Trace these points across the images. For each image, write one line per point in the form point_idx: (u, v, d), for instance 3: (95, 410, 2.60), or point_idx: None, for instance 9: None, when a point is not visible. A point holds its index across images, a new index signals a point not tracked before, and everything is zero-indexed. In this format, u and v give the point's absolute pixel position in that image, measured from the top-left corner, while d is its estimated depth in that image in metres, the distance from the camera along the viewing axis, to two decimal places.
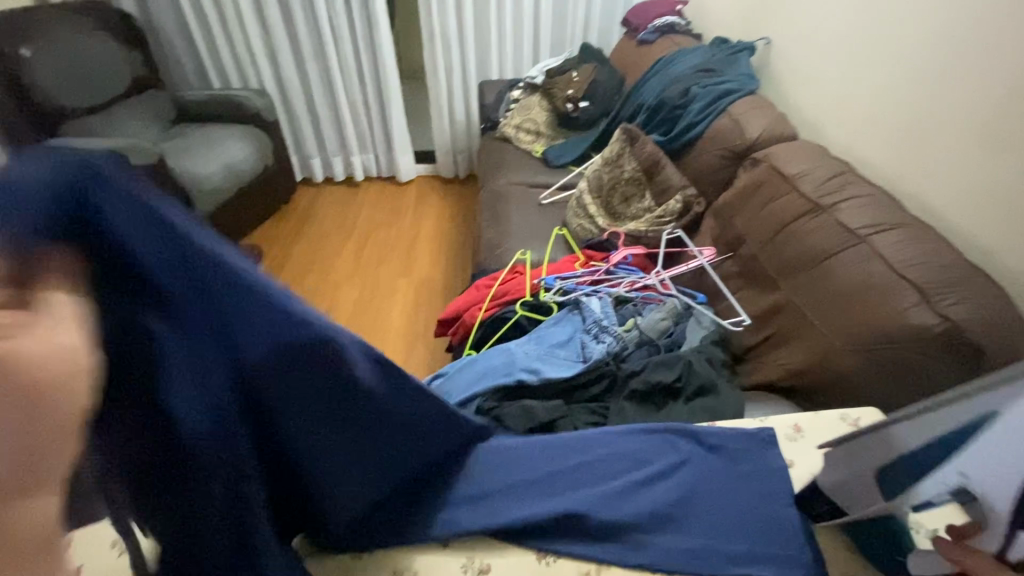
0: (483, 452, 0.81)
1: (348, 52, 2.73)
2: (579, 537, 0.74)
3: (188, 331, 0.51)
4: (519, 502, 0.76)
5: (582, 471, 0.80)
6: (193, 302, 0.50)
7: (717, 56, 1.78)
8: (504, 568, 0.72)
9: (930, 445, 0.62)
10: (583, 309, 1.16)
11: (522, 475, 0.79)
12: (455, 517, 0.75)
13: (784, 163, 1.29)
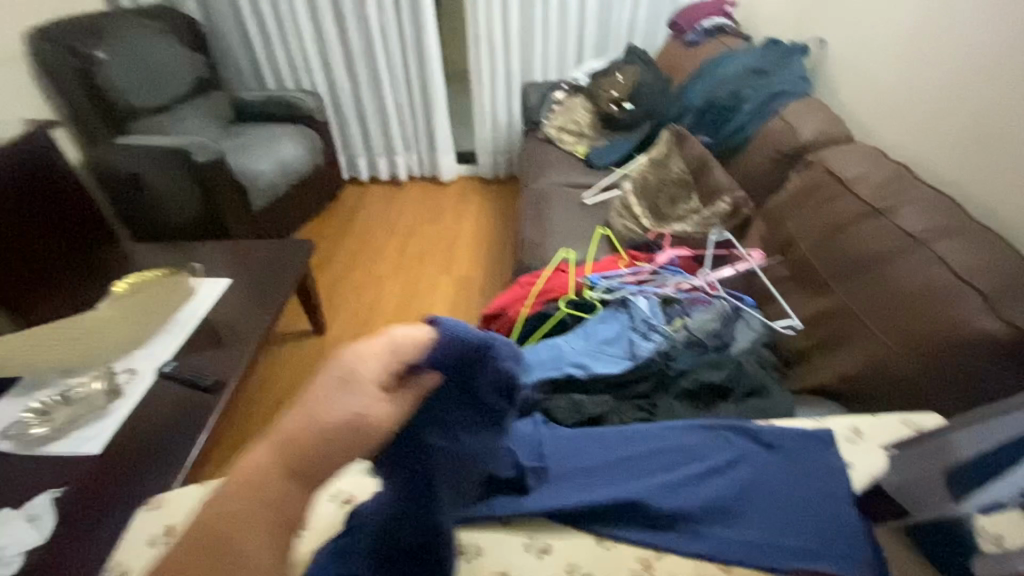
0: (552, 441, 0.91)
1: (396, 55, 2.81)
2: (636, 524, 0.80)
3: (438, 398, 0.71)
4: (583, 488, 0.84)
5: (643, 463, 0.87)
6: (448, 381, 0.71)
7: (769, 58, 1.75)
8: (564, 548, 0.78)
9: (1002, 447, 0.68)
10: (630, 307, 1.18)
11: (587, 464, 0.87)
12: (523, 499, 0.82)
13: (839, 166, 1.27)
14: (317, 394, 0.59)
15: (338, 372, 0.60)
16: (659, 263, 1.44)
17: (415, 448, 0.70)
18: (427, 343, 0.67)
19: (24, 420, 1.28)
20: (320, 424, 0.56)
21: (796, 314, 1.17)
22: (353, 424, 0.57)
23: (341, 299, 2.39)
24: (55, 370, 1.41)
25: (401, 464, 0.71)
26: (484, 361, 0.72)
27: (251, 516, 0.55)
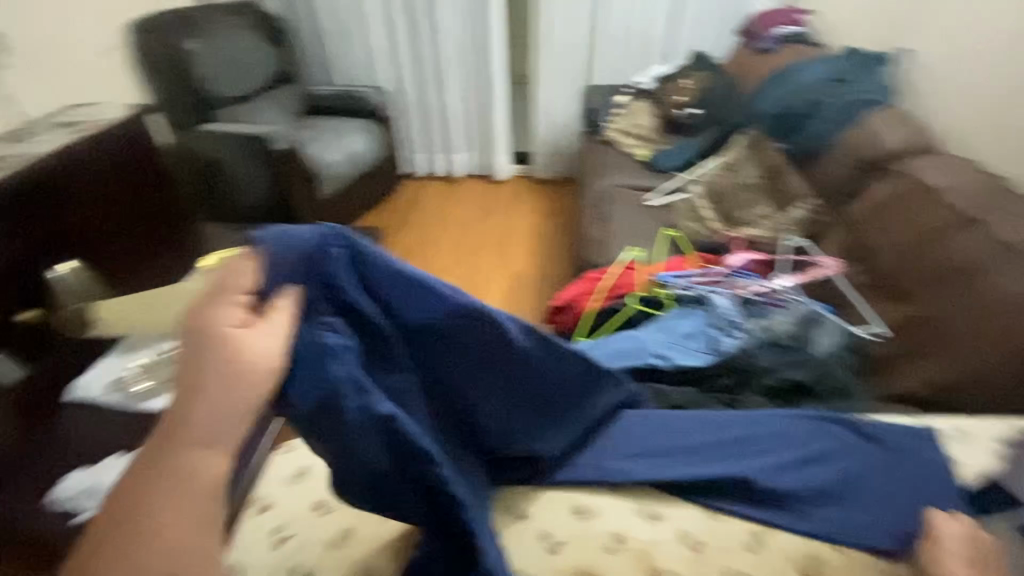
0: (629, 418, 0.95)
1: (463, 55, 2.88)
2: (741, 497, 0.85)
3: (313, 322, 0.69)
4: (687, 462, 0.88)
5: (745, 442, 0.90)
6: (313, 300, 0.70)
7: (849, 67, 1.73)
8: (676, 515, 0.83)
9: None
10: (709, 305, 1.20)
11: (690, 439, 0.91)
12: (628, 468, 0.88)
13: (928, 175, 1.25)
14: (191, 364, 0.55)
15: (191, 335, 0.56)
16: (729, 266, 1.45)
17: (317, 376, 0.66)
18: (264, 268, 0.65)
19: (127, 376, 1.39)
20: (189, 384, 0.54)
21: (883, 321, 1.16)
22: (229, 369, 0.55)
23: None
24: (152, 333, 1.53)
25: (318, 399, 0.66)
26: (324, 258, 0.72)
27: (152, 500, 0.52)
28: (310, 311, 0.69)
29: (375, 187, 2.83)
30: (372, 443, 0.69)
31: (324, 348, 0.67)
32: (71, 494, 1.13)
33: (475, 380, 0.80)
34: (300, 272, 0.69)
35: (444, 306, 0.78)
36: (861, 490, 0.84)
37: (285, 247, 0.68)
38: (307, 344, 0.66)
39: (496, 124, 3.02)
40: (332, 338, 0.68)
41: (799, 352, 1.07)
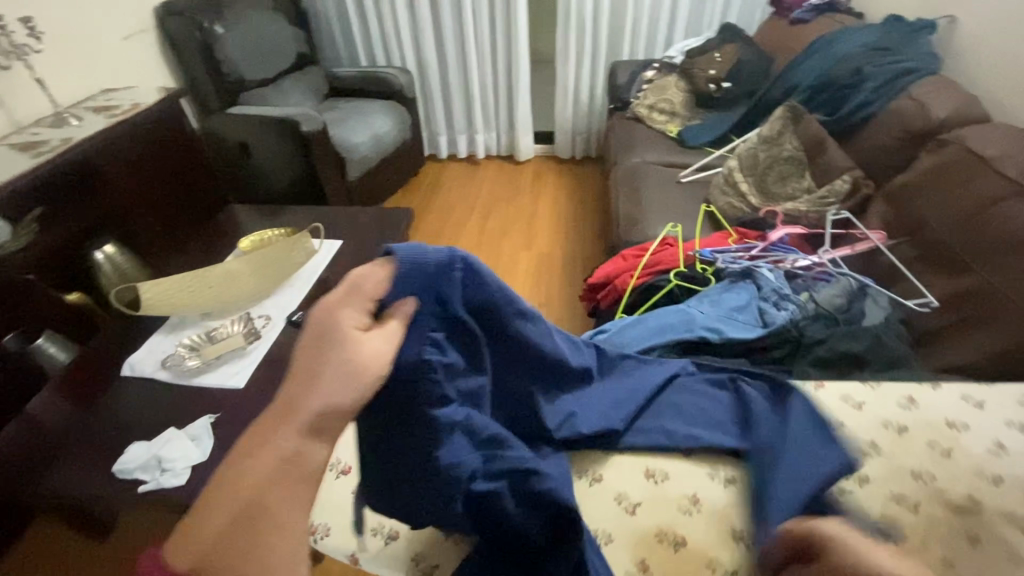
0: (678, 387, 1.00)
1: (486, 33, 2.84)
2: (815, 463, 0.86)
3: (421, 337, 0.72)
4: (761, 429, 0.90)
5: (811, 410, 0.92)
6: (425, 317, 0.73)
7: (893, 35, 1.68)
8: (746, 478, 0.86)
9: None
10: (756, 278, 1.19)
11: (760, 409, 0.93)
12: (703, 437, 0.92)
13: (980, 143, 1.22)
14: (320, 362, 0.59)
15: (320, 334, 0.61)
16: (771, 241, 1.43)
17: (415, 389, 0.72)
18: (387, 279, 0.69)
19: (177, 354, 1.43)
20: (315, 379, 0.58)
21: (931, 293, 1.15)
22: (351, 368, 0.60)
23: None
24: (197, 313, 1.56)
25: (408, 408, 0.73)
26: (447, 276, 0.76)
27: (279, 492, 0.55)
28: (417, 327, 0.72)
29: (400, 167, 2.83)
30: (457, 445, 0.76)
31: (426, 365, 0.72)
32: (133, 466, 1.18)
33: (521, 388, 0.90)
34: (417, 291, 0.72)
35: (520, 321, 0.86)
36: (918, 449, 0.85)
37: (406, 268, 0.72)
38: (412, 361, 0.71)
39: (519, 103, 2.98)
40: (434, 352, 0.74)
41: (851, 324, 1.07)
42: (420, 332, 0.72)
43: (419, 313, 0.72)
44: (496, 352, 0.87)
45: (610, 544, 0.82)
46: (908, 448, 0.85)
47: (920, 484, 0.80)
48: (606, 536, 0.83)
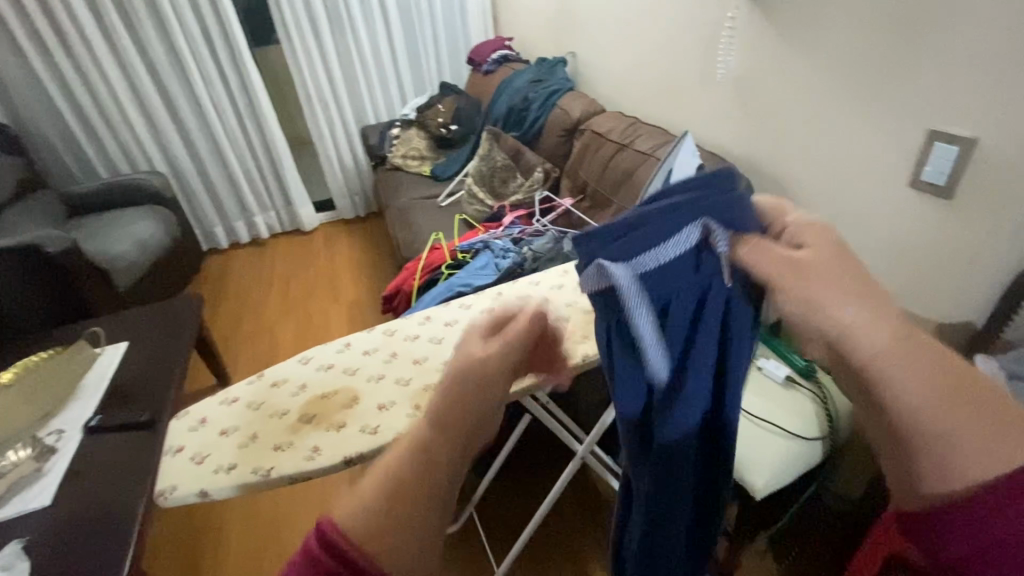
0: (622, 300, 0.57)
1: (233, 123, 2.95)
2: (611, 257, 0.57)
3: (696, 292, 0.56)
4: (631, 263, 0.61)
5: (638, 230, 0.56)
6: (718, 298, 0.55)
7: (541, 70, 2.35)
8: None
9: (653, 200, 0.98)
10: (491, 248, 1.63)
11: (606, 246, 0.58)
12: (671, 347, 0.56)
13: (599, 126, 1.85)
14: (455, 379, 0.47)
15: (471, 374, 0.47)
16: (505, 224, 1.90)
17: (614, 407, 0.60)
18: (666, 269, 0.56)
19: None
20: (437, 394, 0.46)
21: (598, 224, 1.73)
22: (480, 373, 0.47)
23: (238, 349, 2.47)
24: None
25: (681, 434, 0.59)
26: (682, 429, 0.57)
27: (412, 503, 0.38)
28: (646, 234, 0.55)
29: (185, 265, 2.76)
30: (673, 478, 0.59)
31: (675, 341, 0.56)
32: None
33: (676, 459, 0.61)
34: (723, 205, 0.52)
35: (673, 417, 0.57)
36: (569, 291, 1.07)
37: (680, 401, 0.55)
38: (696, 423, 0.55)
39: (288, 180, 3.15)
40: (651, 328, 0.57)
41: (553, 254, 1.53)
42: (694, 296, 0.56)
43: (705, 282, 0.55)
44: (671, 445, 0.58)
45: (392, 408, 0.84)
46: (561, 295, 1.07)
47: (571, 307, 1.03)
48: (376, 426, 0.81)
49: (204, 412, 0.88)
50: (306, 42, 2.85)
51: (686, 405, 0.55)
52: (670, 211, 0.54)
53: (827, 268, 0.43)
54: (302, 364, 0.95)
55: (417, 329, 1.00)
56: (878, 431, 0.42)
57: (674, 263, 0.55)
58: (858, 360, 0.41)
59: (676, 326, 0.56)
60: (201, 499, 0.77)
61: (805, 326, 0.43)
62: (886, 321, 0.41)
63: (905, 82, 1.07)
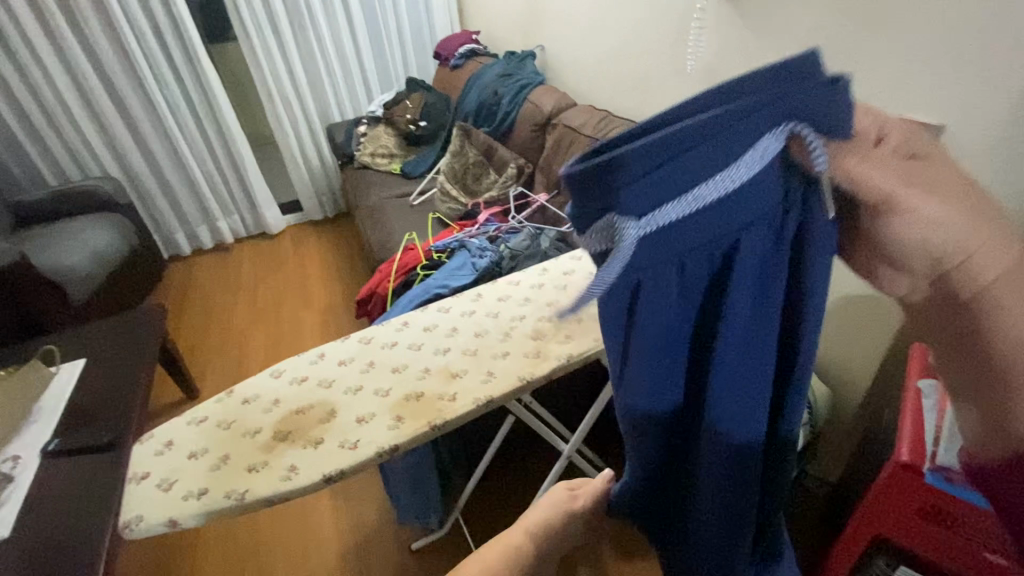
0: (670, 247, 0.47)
1: (191, 124, 2.82)
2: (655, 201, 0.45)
3: (767, 213, 0.47)
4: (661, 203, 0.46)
5: (695, 158, 0.43)
6: (793, 216, 0.47)
7: (510, 64, 2.31)
8: None
9: None
10: (468, 247, 1.60)
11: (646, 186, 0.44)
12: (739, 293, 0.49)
13: (571, 120, 1.84)
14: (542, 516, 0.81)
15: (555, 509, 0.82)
16: (480, 222, 1.87)
17: (653, 361, 0.54)
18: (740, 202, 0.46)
19: None
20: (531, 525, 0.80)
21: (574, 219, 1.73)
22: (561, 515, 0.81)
23: (206, 360, 2.37)
24: None
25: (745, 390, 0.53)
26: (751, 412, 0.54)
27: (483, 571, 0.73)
28: (713, 152, 0.43)
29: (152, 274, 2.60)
30: (725, 435, 0.55)
31: (743, 277, 0.48)
32: None
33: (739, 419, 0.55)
34: (822, 107, 0.40)
35: (735, 376, 0.53)
36: (549, 290, 1.05)
37: (744, 345, 0.51)
38: (761, 371, 0.52)
39: (252, 182, 3.03)
40: (707, 262, 0.49)
41: (531, 251, 1.52)
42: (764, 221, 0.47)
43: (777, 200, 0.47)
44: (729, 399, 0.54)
45: (373, 420, 0.81)
46: (542, 293, 1.05)
47: (553, 306, 1.01)
48: (355, 441, 0.78)
49: (169, 435, 0.83)
50: (266, 39, 2.74)
51: (746, 348, 0.51)
52: (744, 116, 0.41)
53: (934, 183, 0.40)
54: (275, 378, 0.90)
55: (394, 336, 0.96)
56: (969, 377, 0.45)
57: (748, 183, 0.45)
58: (969, 290, 0.41)
59: (747, 261, 0.48)
60: (171, 528, 0.72)
61: (903, 255, 0.41)
62: (1011, 241, 0.41)
63: (874, 71, 1.08)
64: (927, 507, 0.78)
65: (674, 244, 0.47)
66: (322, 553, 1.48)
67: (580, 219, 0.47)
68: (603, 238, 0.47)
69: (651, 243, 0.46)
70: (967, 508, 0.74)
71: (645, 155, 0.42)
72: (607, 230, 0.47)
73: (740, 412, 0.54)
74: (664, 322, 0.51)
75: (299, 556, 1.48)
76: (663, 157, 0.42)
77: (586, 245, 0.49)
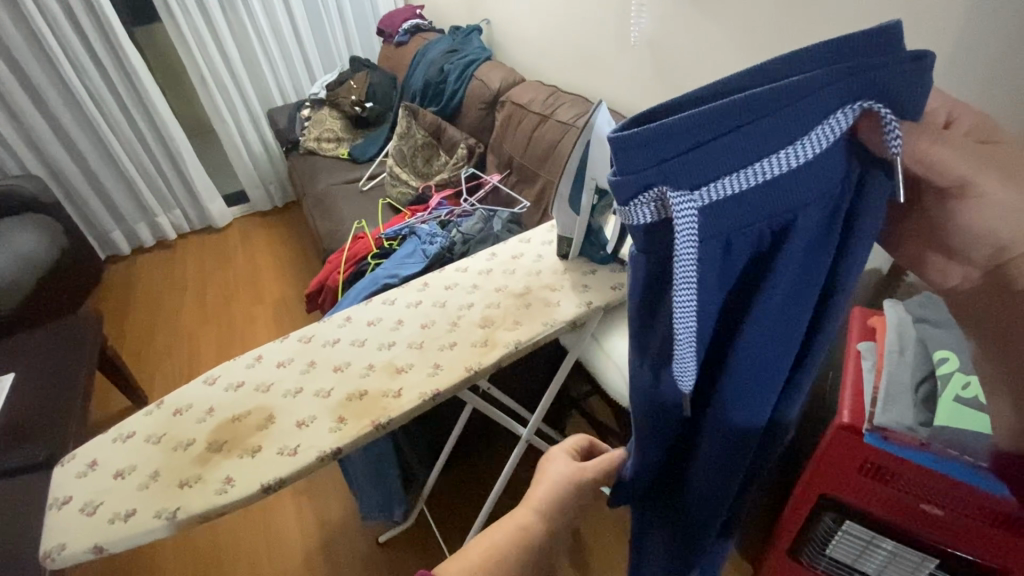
0: (715, 227, 0.46)
1: (116, 113, 2.61)
2: (707, 173, 0.44)
3: (825, 194, 0.46)
4: (711, 177, 0.44)
5: (750, 131, 0.43)
6: (846, 200, 0.47)
7: (457, 39, 2.23)
8: (601, 297, 0.96)
9: (575, 173, 0.95)
10: (418, 233, 1.55)
11: (696, 157, 0.44)
12: (784, 279, 0.48)
13: (520, 97, 1.79)
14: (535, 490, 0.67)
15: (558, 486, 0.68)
16: (432, 206, 1.82)
17: (693, 350, 0.51)
18: (798, 182, 0.44)
19: None
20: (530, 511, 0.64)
21: (526, 199, 1.70)
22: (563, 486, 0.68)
23: (153, 365, 2.26)
24: None
25: (768, 372, 0.54)
26: (765, 385, 0.55)
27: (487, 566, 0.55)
28: (777, 124, 0.43)
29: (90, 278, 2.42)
30: (739, 411, 0.56)
31: (792, 255, 0.47)
32: None
33: (757, 396, 0.56)
34: (902, 82, 0.40)
35: (765, 356, 0.52)
36: (498, 275, 1.03)
37: (776, 327, 0.51)
38: (786, 352, 0.53)
39: (191, 173, 2.86)
40: (755, 244, 0.48)
41: (483, 234, 1.48)
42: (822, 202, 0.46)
43: (837, 180, 0.46)
44: (753, 381, 0.54)
45: (313, 424, 0.77)
46: (490, 279, 1.02)
47: (502, 292, 0.98)
48: (295, 447, 0.74)
49: (94, 454, 0.78)
50: (193, 18, 2.55)
51: (785, 326, 0.51)
52: (815, 90, 0.41)
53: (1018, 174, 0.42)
54: (209, 385, 0.85)
55: (337, 333, 0.92)
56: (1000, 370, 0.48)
57: (814, 160, 0.44)
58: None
59: (801, 244, 0.46)
60: (97, 555, 0.67)
61: (965, 237, 0.44)
62: None
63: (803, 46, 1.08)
64: (868, 464, 0.80)
65: (727, 219, 0.46)
66: (285, 552, 1.45)
67: (629, 188, 0.46)
68: (654, 207, 0.47)
69: (704, 217, 0.45)
70: (905, 462, 0.75)
71: (705, 122, 0.42)
72: (659, 199, 0.46)
73: (755, 388, 0.55)
74: (704, 306, 0.49)
75: (261, 562, 1.44)
76: (725, 125, 0.43)
77: (632, 216, 0.48)
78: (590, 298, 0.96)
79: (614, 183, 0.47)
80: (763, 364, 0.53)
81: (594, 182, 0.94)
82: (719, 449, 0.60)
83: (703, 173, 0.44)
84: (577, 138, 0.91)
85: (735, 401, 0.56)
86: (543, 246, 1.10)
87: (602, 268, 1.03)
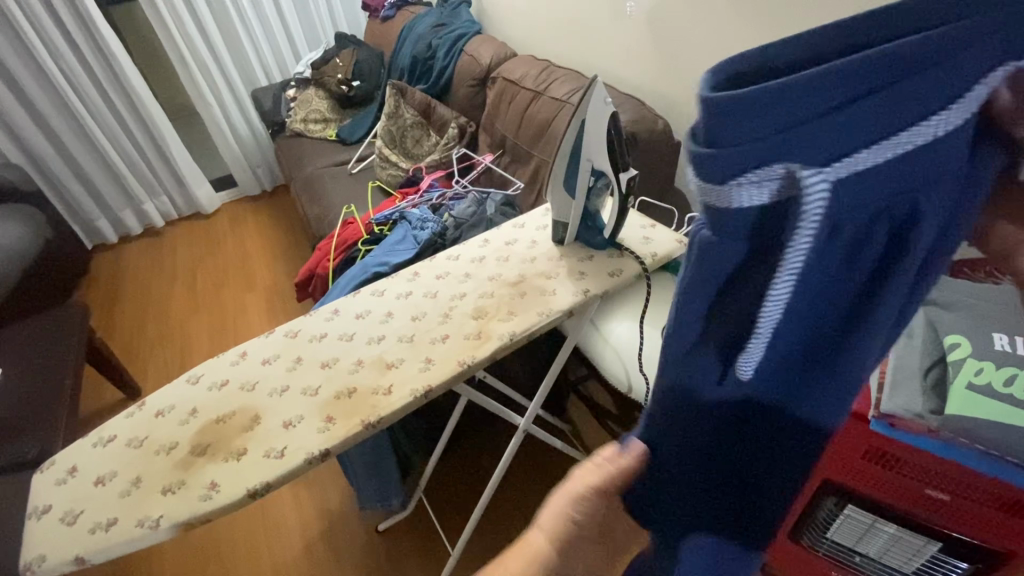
0: (840, 207, 0.37)
1: (93, 95, 2.51)
2: (838, 143, 0.35)
3: (957, 174, 0.37)
4: (846, 147, 0.35)
5: (897, 89, 0.33)
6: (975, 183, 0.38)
7: (445, 13, 2.14)
8: (600, 285, 0.93)
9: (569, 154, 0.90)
10: (408, 218, 1.51)
11: (824, 122, 0.34)
12: (902, 268, 0.39)
13: (511, 73, 1.72)
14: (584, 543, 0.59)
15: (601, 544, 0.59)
16: (423, 188, 1.77)
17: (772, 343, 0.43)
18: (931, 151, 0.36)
19: None
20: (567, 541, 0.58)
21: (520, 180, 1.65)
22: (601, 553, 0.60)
23: (143, 355, 2.23)
24: None
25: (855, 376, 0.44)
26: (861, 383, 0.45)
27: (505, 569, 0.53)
28: (919, 85, 0.34)
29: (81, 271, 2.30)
30: (821, 411, 0.46)
31: (912, 245, 0.38)
32: None
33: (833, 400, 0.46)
34: None
35: (870, 355, 0.43)
36: (490, 264, 0.99)
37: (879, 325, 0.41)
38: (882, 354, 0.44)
39: (176, 158, 2.77)
40: (870, 234, 0.39)
41: (475, 219, 1.44)
42: (951, 183, 0.37)
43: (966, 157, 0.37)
44: (838, 380, 0.44)
45: (301, 424, 0.74)
46: (483, 267, 0.98)
47: (495, 281, 0.94)
48: (282, 449, 0.71)
49: (74, 460, 0.74)
50: None
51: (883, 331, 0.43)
52: (968, 45, 0.32)
53: None
54: (192, 385, 0.82)
55: (324, 327, 0.88)
56: None
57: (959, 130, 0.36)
58: None
59: (926, 230, 0.38)
60: (80, 566, 0.65)
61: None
62: None
63: (806, 14, 1.02)
64: (874, 451, 0.67)
65: (852, 202, 0.37)
66: (283, 544, 1.44)
67: (730, 165, 0.36)
68: (773, 189, 0.37)
69: (831, 201, 0.37)
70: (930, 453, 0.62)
71: (844, 79, 0.33)
72: (780, 179, 0.36)
73: (850, 389, 0.45)
74: (807, 298, 0.41)
75: (261, 556, 1.43)
76: (869, 83, 0.33)
77: (730, 200, 0.38)
78: (587, 285, 0.93)
79: (704, 157, 0.37)
80: (857, 364, 0.43)
81: (590, 165, 0.90)
82: (789, 454, 0.50)
83: (833, 142, 0.35)
84: (570, 118, 0.86)
85: (821, 401, 0.46)
86: (537, 231, 1.06)
87: (599, 253, 1.00)
